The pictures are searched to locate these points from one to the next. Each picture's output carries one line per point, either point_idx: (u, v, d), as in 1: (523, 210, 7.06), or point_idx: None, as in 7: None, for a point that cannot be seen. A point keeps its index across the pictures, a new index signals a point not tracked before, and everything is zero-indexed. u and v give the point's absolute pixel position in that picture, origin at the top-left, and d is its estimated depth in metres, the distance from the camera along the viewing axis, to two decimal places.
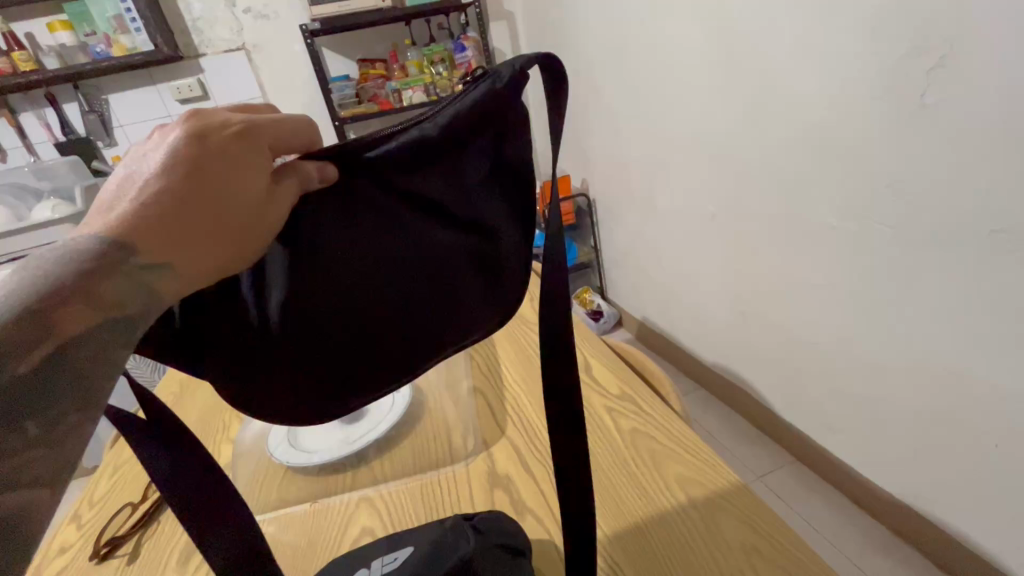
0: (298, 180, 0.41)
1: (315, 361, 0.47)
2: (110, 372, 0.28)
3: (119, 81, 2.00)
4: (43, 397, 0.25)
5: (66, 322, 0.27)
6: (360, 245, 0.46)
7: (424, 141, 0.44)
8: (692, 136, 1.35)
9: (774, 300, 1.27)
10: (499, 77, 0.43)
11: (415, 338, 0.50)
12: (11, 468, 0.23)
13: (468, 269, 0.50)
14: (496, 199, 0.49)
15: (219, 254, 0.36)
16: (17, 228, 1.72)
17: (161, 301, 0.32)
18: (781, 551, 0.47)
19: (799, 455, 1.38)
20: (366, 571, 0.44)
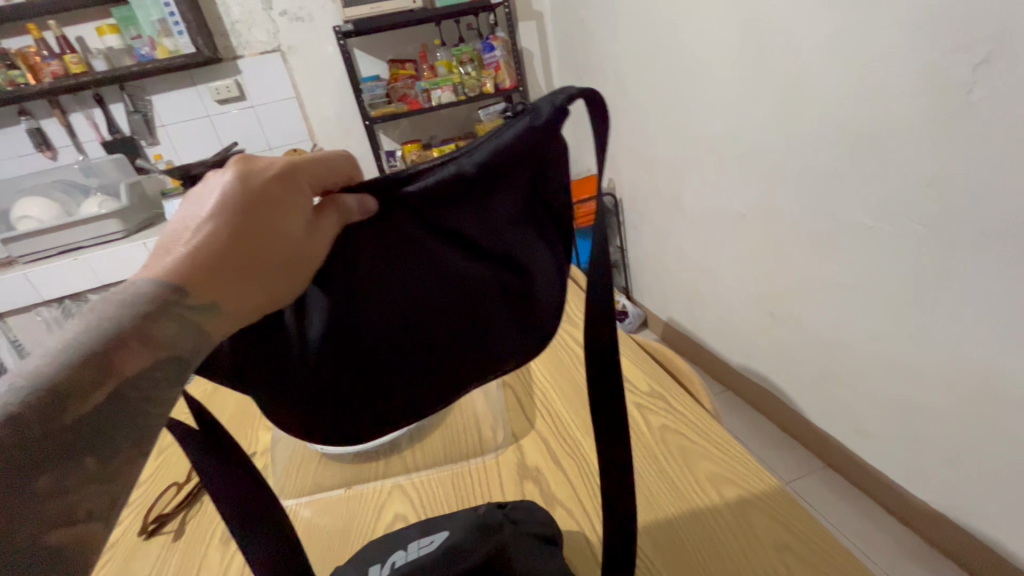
0: (337, 217, 0.43)
1: (352, 388, 0.48)
2: (159, 408, 0.31)
3: (161, 82, 2.08)
4: (102, 435, 0.28)
5: (125, 364, 0.29)
6: (397, 276, 0.46)
7: (462, 177, 0.44)
8: (723, 134, 1.33)
9: (803, 302, 1.25)
10: (541, 113, 0.43)
11: (450, 369, 0.50)
12: (70, 502, 0.26)
13: (501, 303, 0.51)
14: (531, 233, 0.50)
15: (260, 294, 0.38)
16: (65, 223, 1.80)
17: (208, 339, 0.34)
18: (815, 549, 0.47)
19: (829, 460, 1.35)
20: (403, 553, 0.45)
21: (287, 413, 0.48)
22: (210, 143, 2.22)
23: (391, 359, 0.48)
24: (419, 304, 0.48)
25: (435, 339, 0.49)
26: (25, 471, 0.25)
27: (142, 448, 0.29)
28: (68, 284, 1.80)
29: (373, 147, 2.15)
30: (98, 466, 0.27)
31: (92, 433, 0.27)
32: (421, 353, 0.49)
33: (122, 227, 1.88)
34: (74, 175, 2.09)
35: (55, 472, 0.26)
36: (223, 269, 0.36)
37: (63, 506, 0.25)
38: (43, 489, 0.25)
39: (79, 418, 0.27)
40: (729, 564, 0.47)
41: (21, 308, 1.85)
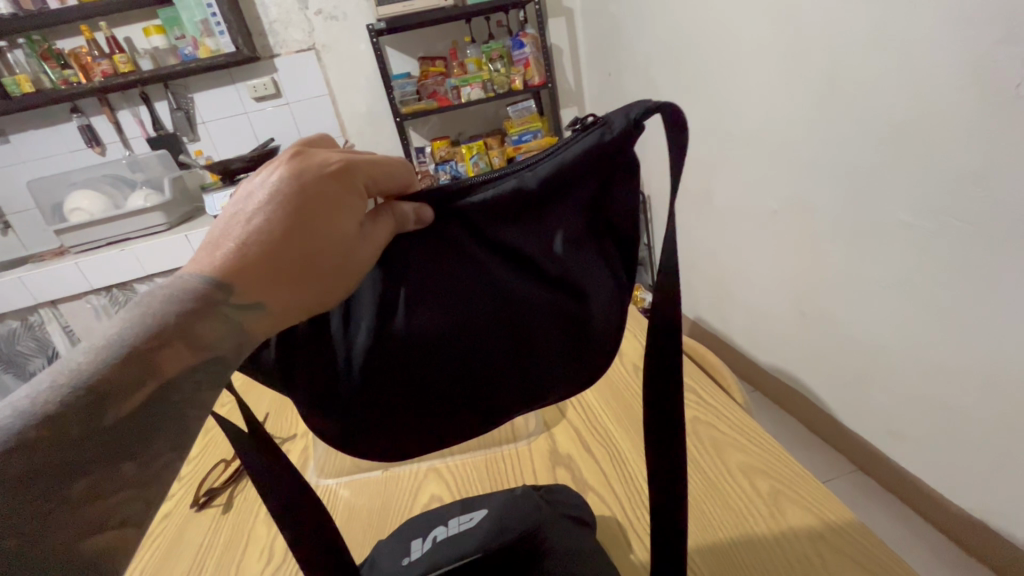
0: (392, 223, 0.45)
1: (398, 402, 0.49)
2: (194, 411, 0.32)
3: (203, 80, 2.16)
4: (139, 440, 0.29)
5: (167, 363, 0.32)
6: (447, 287, 0.48)
7: (521, 190, 0.47)
8: (755, 129, 1.32)
9: (837, 302, 1.23)
10: (610, 128, 0.44)
11: (493, 387, 0.51)
12: (104, 508, 0.27)
13: (551, 321, 0.51)
14: (588, 250, 0.51)
15: (306, 297, 0.40)
16: (114, 215, 1.89)
17: (252, 339, 0.37)
18: (849, 539, 0.47)
19: (860, 462, 1.33)
20: (445, 527, 0.47)
21: (328, 422, 0.48)
22: (247, 139, 2.29)
23: (438, 375, 0.49)
24: (468, 318, 0.48)
25: (481, 356, 0.50)
26: (65, 473, 0.26)
27: (181, 452, 0.31)
28: (117, 273, 1.88)
29: (403, 143, 2.19)
30: (135, 471, 0.29)
31: (128, 437, 0.29)
32: (467, 370, 0.50)
33: (166, 220, 1.97)
34: (122, 169, 2.17)
35: (91, 474, 0.27)
36: (273, 270, 0.38)
37: (100, 511, 0.27)
38: (80, 494, 0.26)
39: (118, 421, 0.29)
40: (765, 555, 0.47)
41: (71, 296, 1.93)
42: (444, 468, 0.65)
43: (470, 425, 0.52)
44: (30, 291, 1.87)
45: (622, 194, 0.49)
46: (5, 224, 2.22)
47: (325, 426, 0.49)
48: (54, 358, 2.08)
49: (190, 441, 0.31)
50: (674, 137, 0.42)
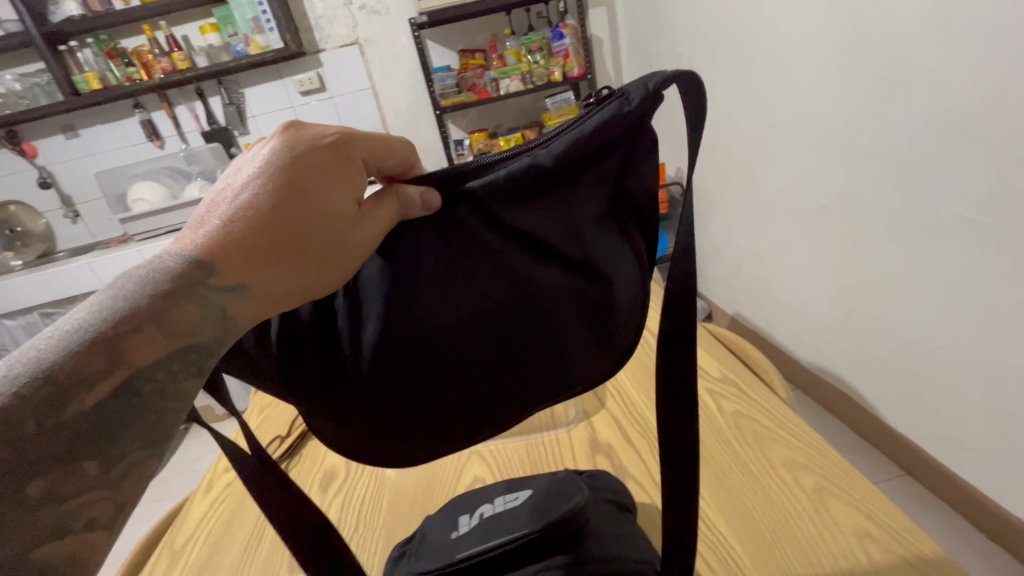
0: (398, 204, 0.45)
1: (419, 395, 0.48)
2: (173, 402, 0.30)
3: (253, 75, 2.25)
4: (108, 435, 0.26)
5: (136, 352, 0.28)
6: (466, 277, 0.47)
7: (536, 168, 0.46)
8: (803, 120, 1.28)
9: (887, 299, 1.18)
10: (628, 100, 0.44)
11: (515, 377, 0.50)
12: (65, 511, 0.24)
13: (575, 309, 0.50)
14: (612, 233, 0.50)
15: (299, 278, 0.39)
16: (172, 205, 2.01)
17: (233, 328, 0.35)
18: (898, 538, 0.46)
19: (909, 467, 1.28)
20: (491, 506, 0.49)
21: (348, 418, 0.49)
22: None
23: (460, 365, 0.48)
24: (486, 308, 0.47)
25: (502, 346, 0.49)
26: (17, 476, 0.23)
27: (159, 447, 0.28)
28: None
29: (443, 136, 2.22)
30: (100, 470, 0.26)
31: (93, 435, 0.26)
32: (490, 360, 0.49)
33: None
34: (178, 161, 2.33)
35: (51, 473, 0.24)
36: (263, 250, 0.37)
37: (58, 515, 0.24)
38: (36, 497, 0.23)
39: (80, 415, 0.25)
40: (807, 547, 0.47)
41: None
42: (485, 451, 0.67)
43: (493, 419, 0.51)
44: (97, 276, 1.97)
45: (644, 174, 0.49)
46: (75, 212, 2.38)
47: (345, 422, 0.49)
48: None
49: (168, 436, 0.29)
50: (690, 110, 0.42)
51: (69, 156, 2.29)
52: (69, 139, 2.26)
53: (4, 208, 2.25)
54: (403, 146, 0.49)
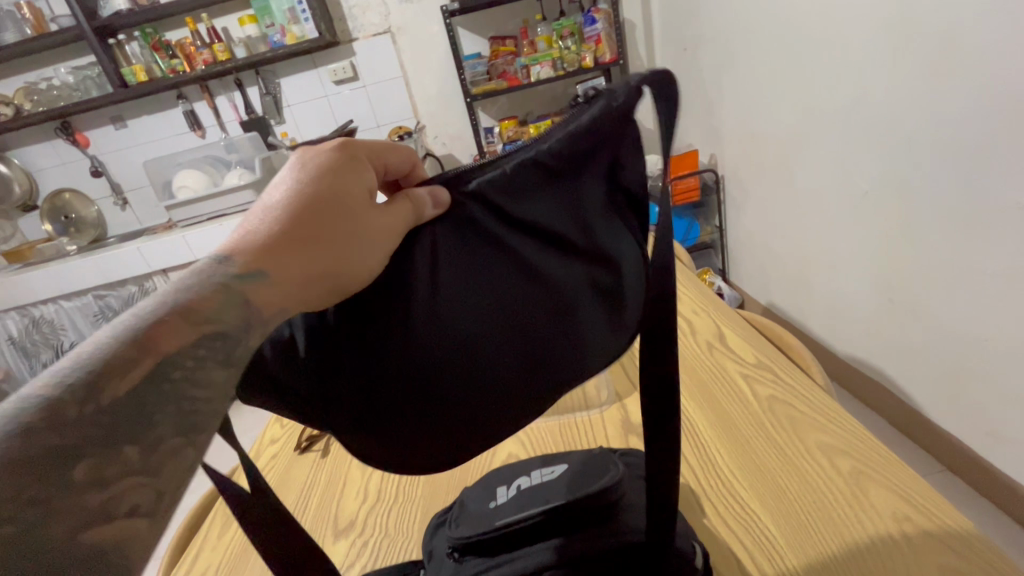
0: (410, 207, 0.43)
1: (439, 401, 0.45)
2: (206, 389, 0.27)
3: (289, 65, 2.30)
4: (143, 420, 0.24)
5: (163, 339, 0.27)
6: (483, 277, 0.45)
7: (540, 163, 0.43)
8: (847, 102, 1.23)
9: (933, 289, 1.14)
10: (615, 96, 0.42)
11: (536, 373, 0.47)
12: (108, 496, 0.22)
13: (589, 302, 0.48)
14: (615, 223, 0.47)
15: (319, 266, 0.37)
16: (212, 193, 2.08)
17: (258, 316, 0.32)
18: (938, 522, 0.46)
19: (951, 463, 1.24)
20: (527, 478, 0.51)
21: (363, 434, 0.45)
22: (327, 121, 2.42)
23: (479, 365, 0.45)
24: (502, 308, 0.45)
25: (522, 340, 0.46)
26: (56, 459, 0.22)
27: (197, 437, 0.26)
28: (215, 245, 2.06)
29: (473, 123, 2.23)
30: (138, 456, 0.24)
31: (128, 420, 0.24)
32: (510, 357, 0.45)
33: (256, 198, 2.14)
34: (219, 150, 2.38)
35: (91, 456, 0.22)
36: (278, 240, 0.36)
37: (101, 500, 0.22)
38: (77, 481, 0.22)
39: (112, 401, 0.24)
40: (844, 532, 0.47)
41: (177, 265, 2.10)
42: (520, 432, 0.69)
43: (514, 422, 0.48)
44: (145, 260, 2.06)
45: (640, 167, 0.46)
46: (124, 200, 2.49)
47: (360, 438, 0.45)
48: None
49: (205, 426, 0.26)
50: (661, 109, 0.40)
51: (118, 146, 2.40)
52: (118, 129, 2.37)
53: (59, 196, 2.40)
54: (407, 157, 0.49)
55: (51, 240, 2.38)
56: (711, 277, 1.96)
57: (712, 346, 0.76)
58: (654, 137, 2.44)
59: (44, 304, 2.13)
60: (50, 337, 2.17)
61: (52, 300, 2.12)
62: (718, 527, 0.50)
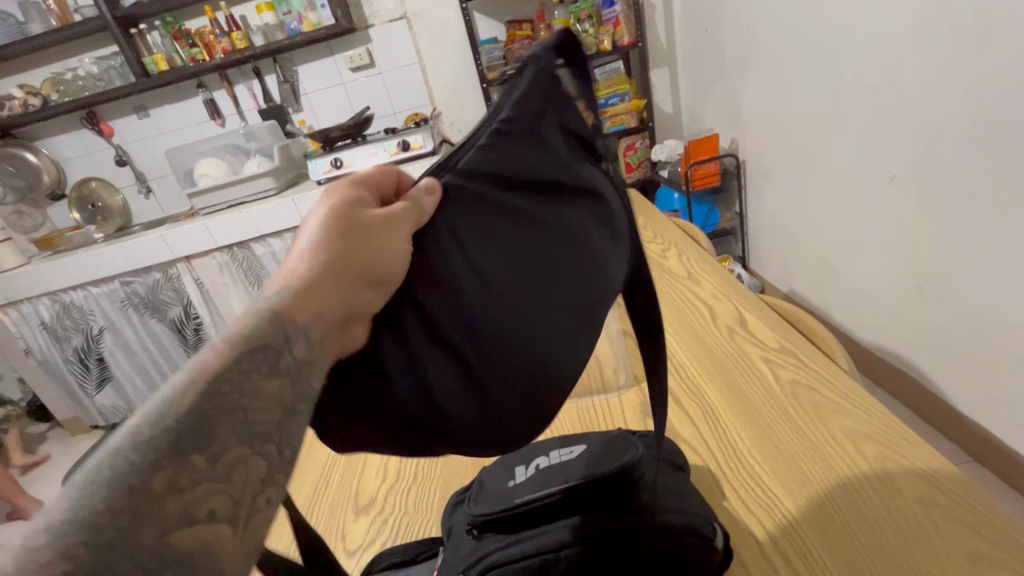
0: (412, 211, 0.40)
1: (511, 359, 0.41)
2: (258, 398, 0.27)
3: (307, 53, 2.31)
4: (207, 431, 0.25)
5: (212, 359, 0.27)
6: (505, 246, 0.42)
7: (508, 132, 0.42)
8: (877, 83, 1.19)
9: (966, 278, 1.10)
10: (538, 59, 0.43)
11: (582, 321, 0.45)
12: (187, 503, 0.23)
13: (601, 240, 0.47)
14: (588, 163, 0.48)
15: (340, 274, 0.35)
16: (233, 181, 2.11)
17: (295, 323, 0.31)
18: (969, 508, 0.44)
19: (979, 454, 1.21)
20: (545, 458, 0.51)
21: (446, 431, 0.40)
22: (344, 109, 2.43)
23: (530, 316, 0.42)
24: (529, 275, 0.43)
25: (561, 288, 0.44)
26: (138, 475, 0.22)
27: (261, 445, 0.26)
28: (236, 232, 2.09)
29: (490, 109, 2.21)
30: (208, 465, 0.24)
31: (193, 433, 0.24)
32: (558, 321, 0.43)
33: (275, 185, 2.17)
34: (238, 139, 2.37)
35: (167, 467, 0.23)
36: (296, 272, 0.34)
37: (183, 507, 0.23)
38: (159, 489, 0.22)
39: (177, 419, 0.24)
40: (869, 518, 0.46)
41: (201, 252, 2.14)
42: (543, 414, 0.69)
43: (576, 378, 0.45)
44: (169, 247, 2.10)
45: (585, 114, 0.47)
46: (147, 188, 2.54)
47: (442, 437, 0.40)
48: (190, 307, 2.24)
49: (267, 435, 0.27)
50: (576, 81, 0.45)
51: (141, 135, 2.45)
52: (140, 118, 2.41)
53: (86, 184, 2.41)
54: (393, 174, 0.46)
55: (78, 228, 2.40)
56: (730, 263, 1.93)
57: (732, 331, 0.74)
58: (673, 121, 2.40)
59: (73, 290, 2.19)
60: (80, 322, 2.22)
61: (82, 286, 2.18)
62: (738, 508, 0.50)
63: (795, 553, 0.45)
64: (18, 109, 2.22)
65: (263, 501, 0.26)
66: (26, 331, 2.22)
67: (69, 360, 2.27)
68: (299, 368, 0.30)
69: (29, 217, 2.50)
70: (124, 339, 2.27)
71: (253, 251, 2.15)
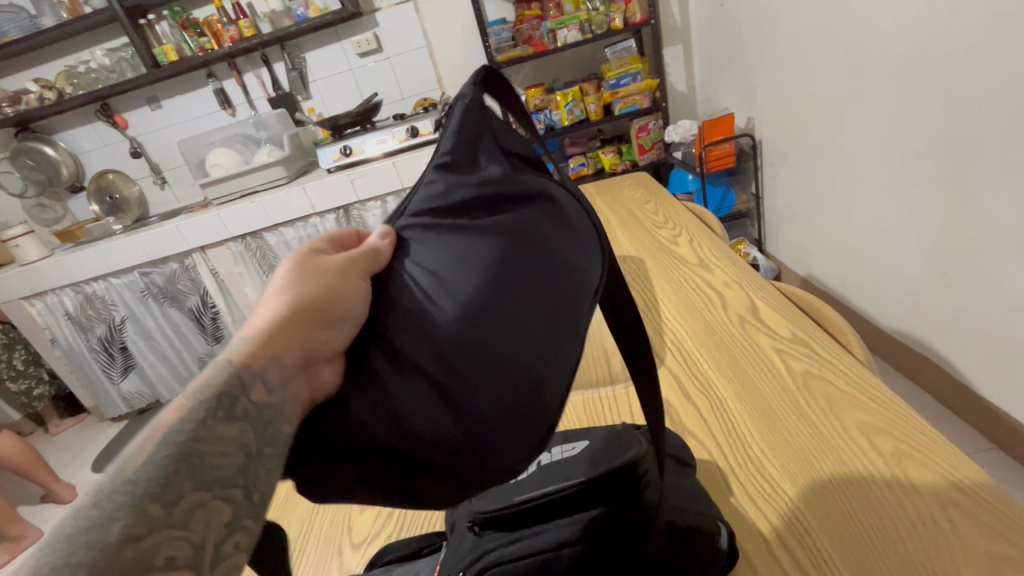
0: (369, 255, 0.40)
1: (492, 371, 0.37)
2: (215, 445, 0.28)
3: (314, 39, 2.29)
4: (163, 479, 0.26)
5: (168, 416, 0.29)
6: (484, 255, 0.41)
7: (452, 162, 0.44)
8: (903, 58, 1.13)
9: (998, 264, 1.05)
10: (466, 96, 0.47)
11: (564, 327, 0.42)
12: (143, 550, 0.24)
13: (572, 242, 0.46)
14: (541, 177, 0.49)
15: (298, 318, 0.35)
16: (246, 169, 2.12)
17: (251, 369, 0.32)
18: (993, 510, 0.42)
19: (1001, 441, 1.19)
20: (549, 452, 0.50)
21: (427, 461, 0.36)
22: (352, 94, 2.41)
23: (510, 324, 0.39)
24: (510, 281, 0.40)
25: (540, 295, 0.41)
26: (96, 527, 0.24)
27: (224, 490, 0.28)
28: (250, 222, 2.11)
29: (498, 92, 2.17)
30: (165, 511, 0.25)
31: (147, 485, 0.26)
32: (547, 333, 0.40)
33: (286, 174, 2.17)
34: (248, 128, 2.34)
35: (125, 517, 0.24)
36: (258, 319, 0.35)
37: (137, 556, 0.24)
38: (117, 541, 0.24)
39: (131, 475, 0.26)
40: (887, 519, 0.44)
41: (216, 242, 2.16)
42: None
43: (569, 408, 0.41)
44: (185, 238, 2.13)
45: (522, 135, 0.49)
46: (163, 178, 2.57)
47: (423, 468, 0.37)
48: (207, 296, 2.28)
49: (231, 479, 0.28)
50: (510, 97, 0.48)
51: (154, 127, 2.47)
52: (153, 110, 2.43)
53: (104, 175, 2.46)
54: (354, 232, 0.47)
55: (98, 219, 2.44)
56: (746, 247, 1.89)
57: (744, 320, 0.72)
58: (686, 101, 2.34)
59: (95, 281, 2.23)
60: (103, 312, 2.28)
61: (103, 278, 2.23)
62: (746, 506, 0.49)
63: (803, 552, 0.44)
64: (35, 103, 2.24)
65: (230, 547, 0.27)
66: (52, 322, 2.29)
67: (94, 349, 2.33)
68: (260, 411, 0.31)
69: (50, 210, 2.58)
70: (146, 328, 2.32)
71: (266, 240, 2.17)
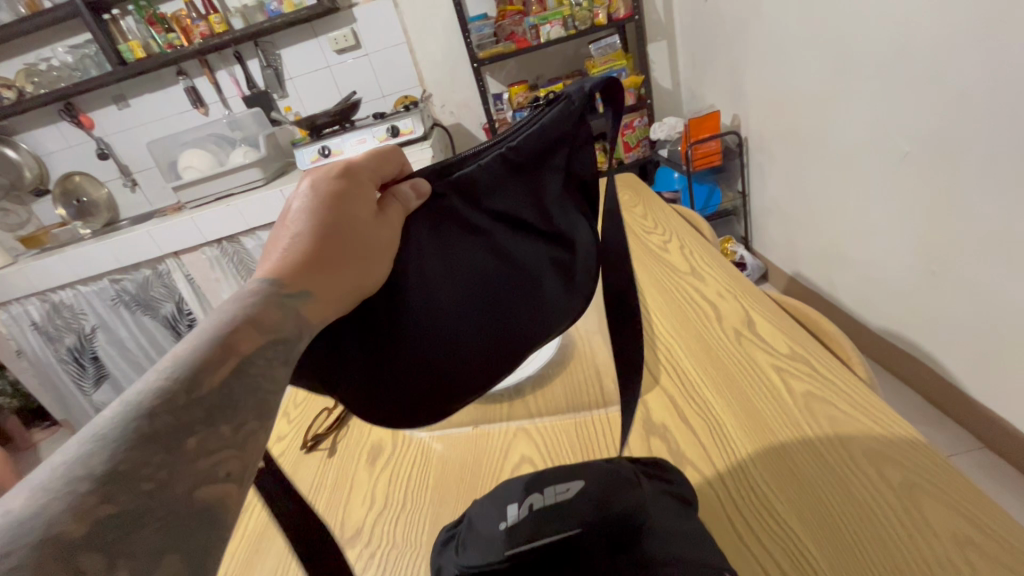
0: (400, 211, 0.49)
1: (415, 362, 0.52)
2: (274, 381, 0.33)
3: (290, 35, 2.21)
4: (233, 403, 0.30)
5: (241, 343, 0.33)
6: (470, 270, 0.52)
7: (509, 156, 0.51)
8: (889, 56, 1.11)
9: (975, 257, 1.06)
10: (571, 99, 0.50)
11: (514, 323, 0.54)
12: (210, 462, 0.27)
13: (553, 271, 0.55)
14: (571, 207, 0.54)
15: (351, 283, 0.44)
16: (220, 172, 2.04)
17: (308, 324, 0.38)
18: (1006, 545, 0.40)
19: (988, 439, 1.19)
20: (540, 496, 0.45)
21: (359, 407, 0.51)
22: (331, 92, 2.34)
23: (459, 325, 0.52)
24: (481, 292, 0.53)
25: (503, 296, 0.53)
26: (174, 433, 0.27)
27: (270, 419, 0.31)
28: (226, 226, 2.03)
29: (481, 90, 2.11)
30: (230, 432, 0.29)
31: (216, 404, 0.29)
32: (488, 332, 0.53)
33: (262, 175, 2.10)
34: (223, 128, 2.26)
35: (198, 432, 0.28)
36: (311, 253, 0.41)
37: (207, 465, 0.27)
38: (189, 449, 0.27)
39: (207, 392, 0.30)
40: (893, 549, 0.42)
41: (191, 247, 2.08)
42: (517, 406, 0.69)
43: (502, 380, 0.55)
44: (158, 244, 2.04)
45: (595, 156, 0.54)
46: (133, 180, 2.46)
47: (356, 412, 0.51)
48: (183, 303, 2.21)
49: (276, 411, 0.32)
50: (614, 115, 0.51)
51: (124, 127, 2.37)
52: (121, 109, 2.33)
53: (70, 178, 2.37)
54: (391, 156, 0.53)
55: (65, 224, 2.34)
56: (732, 245, 1.89)
57: (740, 333, 0.70)
58: (672, 97, 2.32)
59: (62, 289, 2.14)
60: (72, 322, 2.18)
61: (70, 286, 2.13)
62: (756, 550, 0.45)
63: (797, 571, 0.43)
64: None
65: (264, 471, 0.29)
66: (18, 332, 2.18)
67: (64, 360, 2.24)
68: None
69: (15, 213, 2.45)
70: (118, 337, 2.23)
71: (243, 244, 2.08)
